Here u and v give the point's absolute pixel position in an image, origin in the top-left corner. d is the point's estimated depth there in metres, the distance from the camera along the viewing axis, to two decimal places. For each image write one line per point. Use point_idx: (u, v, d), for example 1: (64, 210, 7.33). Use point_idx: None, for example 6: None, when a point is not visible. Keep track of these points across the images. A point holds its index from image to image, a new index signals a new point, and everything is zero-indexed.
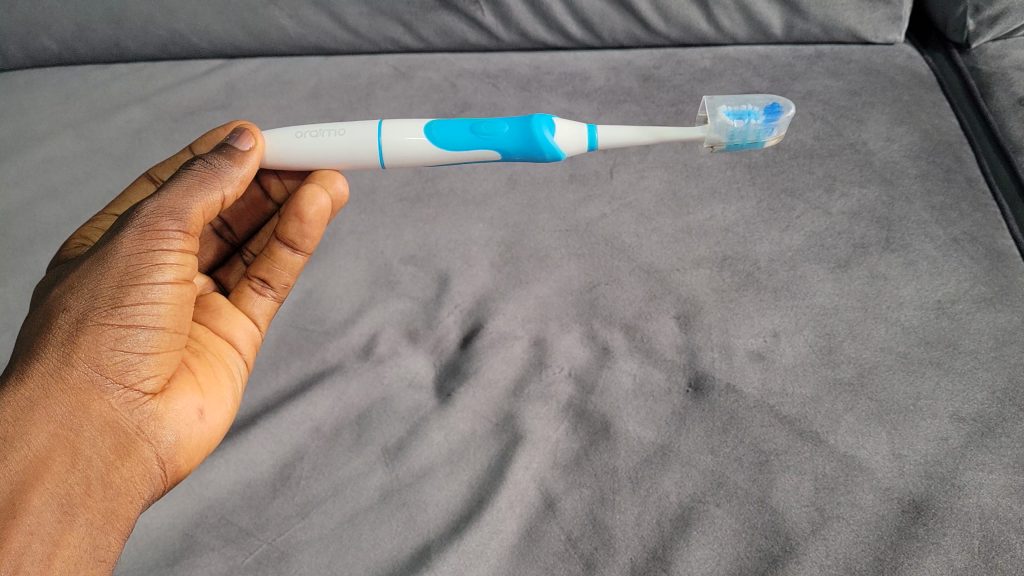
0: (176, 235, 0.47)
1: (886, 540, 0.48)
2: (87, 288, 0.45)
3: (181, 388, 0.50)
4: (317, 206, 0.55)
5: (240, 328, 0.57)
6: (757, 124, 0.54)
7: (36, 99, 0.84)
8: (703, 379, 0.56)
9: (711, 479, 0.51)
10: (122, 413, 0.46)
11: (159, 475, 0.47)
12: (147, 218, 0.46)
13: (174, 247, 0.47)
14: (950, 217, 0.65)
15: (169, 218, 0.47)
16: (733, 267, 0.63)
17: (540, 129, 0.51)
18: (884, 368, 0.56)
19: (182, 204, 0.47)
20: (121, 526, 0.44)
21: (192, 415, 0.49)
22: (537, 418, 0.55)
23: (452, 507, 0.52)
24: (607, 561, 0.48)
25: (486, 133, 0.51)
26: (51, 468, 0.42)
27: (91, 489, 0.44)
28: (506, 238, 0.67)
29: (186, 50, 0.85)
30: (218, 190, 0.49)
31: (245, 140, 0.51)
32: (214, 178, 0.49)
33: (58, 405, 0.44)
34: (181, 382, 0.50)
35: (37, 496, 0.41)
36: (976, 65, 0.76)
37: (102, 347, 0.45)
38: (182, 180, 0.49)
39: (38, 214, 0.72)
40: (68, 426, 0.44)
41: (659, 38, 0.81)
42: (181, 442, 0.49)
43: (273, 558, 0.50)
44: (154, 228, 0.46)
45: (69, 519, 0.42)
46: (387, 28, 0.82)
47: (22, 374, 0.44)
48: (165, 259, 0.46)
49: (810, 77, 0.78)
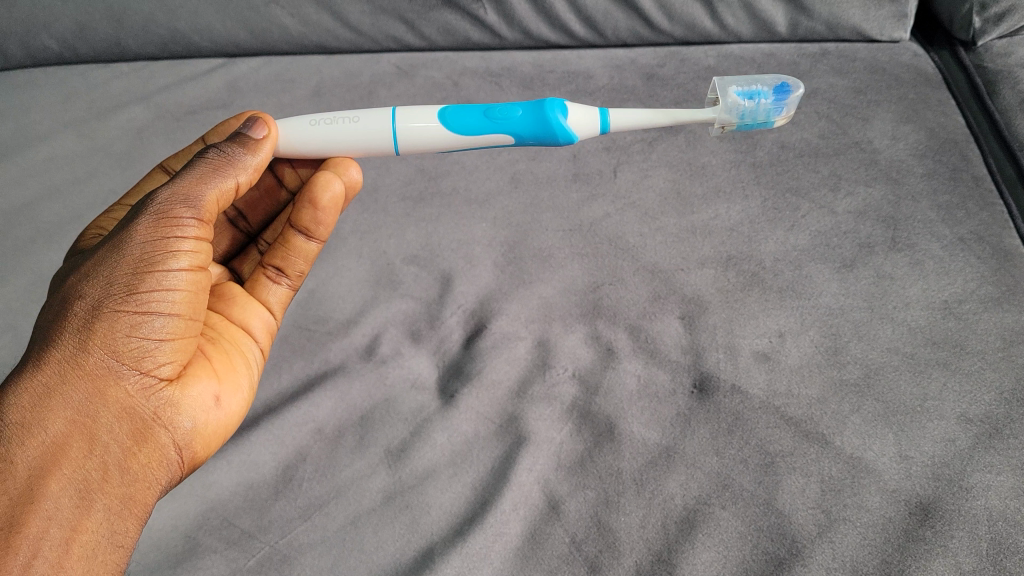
0: (191, 223, 0.47)
1: (893, 542, 0.47)
2: (102, 276, 0.45)
3: (197, 374, 0.49)
4: (331, 193, 0.54)
5: (256, 316, 0.57)
6: (767, 105, 0.55)
7: (37, 98, 0.84)
8: (708, 380, 0.56)
9: (717, 480, 0.51)
10: (139, 399, 0.45)
11: (176, 461, 0.47)
12: (162, 205, 0.46)
13: (189, 235, 0.47)
14: (956, 216, 0.64)
15: (183, 206, 0.47)
16: (738, 267, 0.62)
17: (548, 113, 0.51)
18: (890, 369, 0.55)
19: (196, 192, 0.47)
20: (138, 513, 0.44)
21: (208, 402, 0.49)
22: (541, 420, 0.55)
23: (455, 509, 0.51)
24: (611, 563, 0.48)
25: (495, 121, 0.51)
26: (69, 454, 0.42)
27: (108, 475, 0.43)
28: (509, 238, 0.66)
29: (187, 49, 0.84)
30: (232, 178, 0.49)
31: (259, 128, 0.51)
32: (228, 167, 0.49)
33: (76, 391, 0.43)
34: (197, 369, 0.50)
35: (54, 482, 0.41)
36: (982, 62, 0.75)
37: (118, 333, 0.44)
38: (196, 169, 0.48)
39: (40, 214, 0.72)
40: (85, 412, 0.43)
41: (664, 36, 0.81)
42: (198, 429, 0.48)
43: (275, 560, 0.49)
44: (169, 216, 0.46)
45: (86, 505, 0.42)
46: (389, 26, 0.82)
47: (39, 361, 0.44)
48: (181, 246, 0.46)
49: (815, 75, 0.77)
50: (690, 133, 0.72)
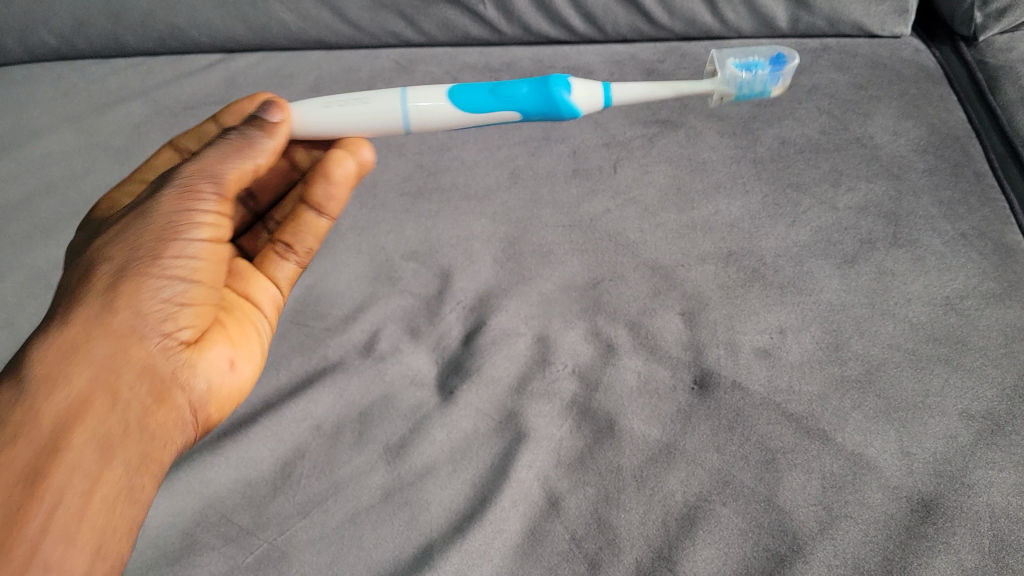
0: (212, 198, 0.49)
1: (895, 539, 0.47)
2: (126, 242, 0.47)
3: (213, 339, 0.51)
4: (344, 169, 0.54)
5: (267, 293, 0.57)
6: (764, 75, 0.54)
7: (35, 93, 0.83)
8: (709, 376, 0.55)
9: (718, 477, 0.50)
10: (160, 360, 0.47)
11: (191, 423, 0.48)
12: (186, 180, 0.48)
13: (210, 209, 0.49)
14: (958, 212, 0.64)
15: (204, 182, 0.48)
16: (739, 263, 0.62)
17: (546, 86, 0.51)
18: (892, 365, 0.55)
19: (218, 170, 0.48)
20: (154, 471, 0.44)
21: (222, 365, 0.50)
22: (541, 416, 0.54)
23: (454, 506, 0.51)
24: (611, 560, 0.48)
25: (494, 97, 0.51)
26: (92, 408, 0.43)
27: (130, 430, 0.44)
28: (508, 234, 0.66)
29: (185, 45, 0.84)
30: (251, 159, 0.49)
31: (276, 111, 0.50)
32: (248, 149, 0.49)
33: (101, 345, 0.45)
34: (213, 334, 0.51)
35: (77, 434, 0.42)
36: (984, 58, 0.75)
37: (143, 296, 0.46)
38: (217, 147, 0.49)
39: (38, 210, 0.71)
40: (109, 368, 0.45)
41: (665, 31, 0.81)
42: (213, 392, 0.49)
43: (274, 558, 0.49)
44: (192, 191, 0.48)
45: (107, 458, 0.43)
46: (388, 22, 0.81)
47: (64, 318, 0.45)
48: (202, 217, 0.48)
49: (817, 70, 0.77)
50: (690, 129, 0.72)
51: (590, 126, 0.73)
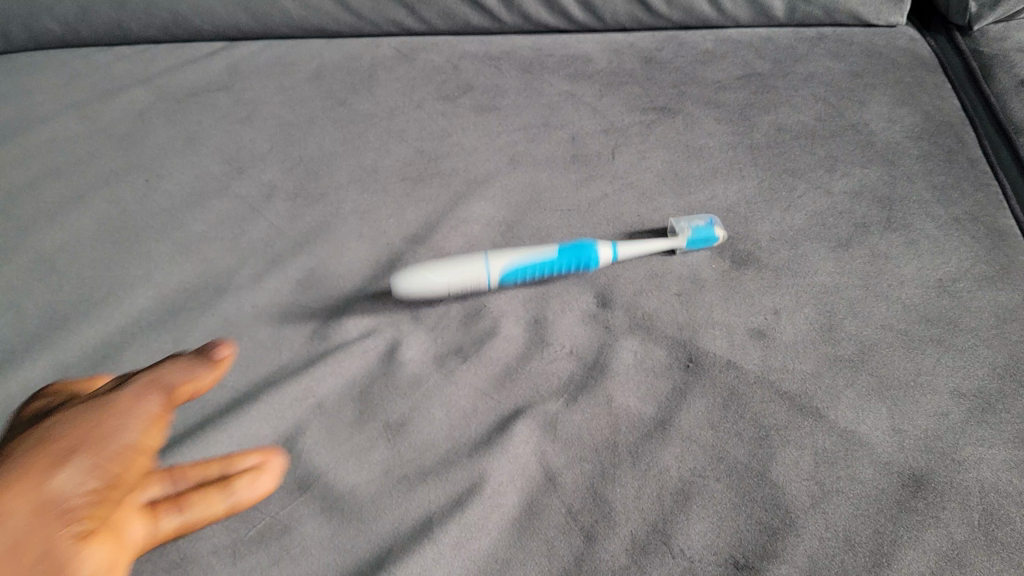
0: (153, 401, 0.50)
1: (886, 513, 0.48)
2: (54, 433, 0.47)
3: (109, 536, 0.44)
4: (195, 374, 0.52)
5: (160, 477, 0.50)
6: None
7: (41, 81, 0.85)
8: (703, 355, 0.56)
9: (712, 453, 0.51)
10: (59, 544, 0.42)
11: None
12: (133, 387, 0.50)
13: (142, 408, 0.49)
14: (951, 196, 0.65)
15: (143, 390, 0.50)
16: (733, 248, 0.63)
17: (589, 260, 0.61)
18: (884, 345, 0.56)
19: (166, 377, 0.51)
20: None
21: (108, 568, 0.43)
22: (537, 393, 0.55)
23: (454, 482, 0.51)
24: (607, 533, 0.48)
25: (538, 272, 0.61)
26: None
27: None
28: (507, 218, 0.67)
29: (189, 32, 0.87)
30: (192, 376, 0.52)
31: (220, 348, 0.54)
32: (185, 372, 0.52)
33: (19, 502, 0.43)
34: (111, 531, 0.45)
35: None
36: (978, 47, 0.78)
37: (36, 471, 0.44)
38: (161, 367, 0.52)
39: (42, 193, 0.72)
40: (16, 539, 0.42)
41: (661, 20, 0.84)
42: None
43: (276, 530, 0.48)
44: (99, 402, 0.49)
45: None
46: (390, 11, 0.85)
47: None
48: (133, 409, 0.49)
49: (812, 58, 0.79)
50: (686, 117, 0.74)
51: (588, 114, 0.76)
